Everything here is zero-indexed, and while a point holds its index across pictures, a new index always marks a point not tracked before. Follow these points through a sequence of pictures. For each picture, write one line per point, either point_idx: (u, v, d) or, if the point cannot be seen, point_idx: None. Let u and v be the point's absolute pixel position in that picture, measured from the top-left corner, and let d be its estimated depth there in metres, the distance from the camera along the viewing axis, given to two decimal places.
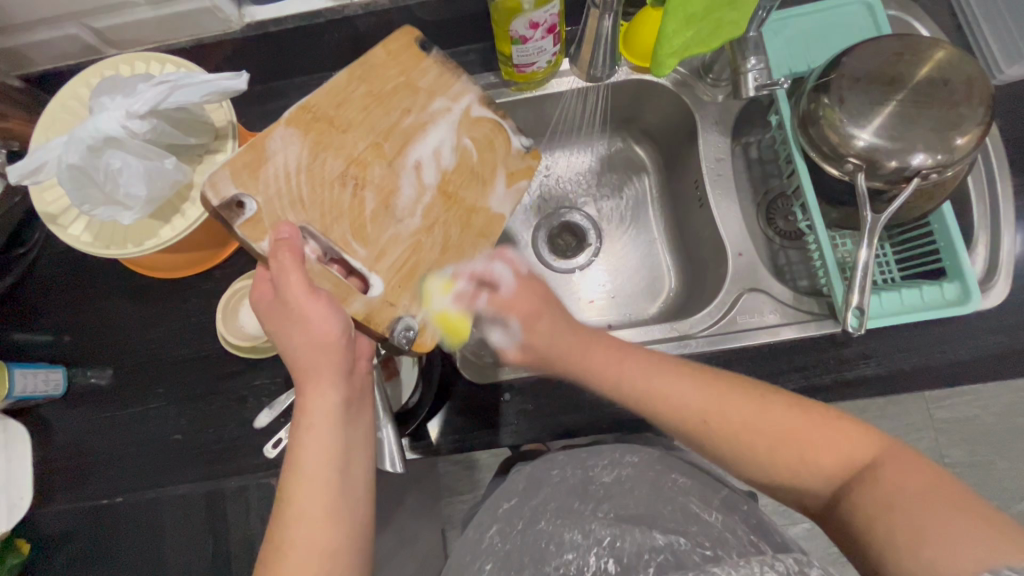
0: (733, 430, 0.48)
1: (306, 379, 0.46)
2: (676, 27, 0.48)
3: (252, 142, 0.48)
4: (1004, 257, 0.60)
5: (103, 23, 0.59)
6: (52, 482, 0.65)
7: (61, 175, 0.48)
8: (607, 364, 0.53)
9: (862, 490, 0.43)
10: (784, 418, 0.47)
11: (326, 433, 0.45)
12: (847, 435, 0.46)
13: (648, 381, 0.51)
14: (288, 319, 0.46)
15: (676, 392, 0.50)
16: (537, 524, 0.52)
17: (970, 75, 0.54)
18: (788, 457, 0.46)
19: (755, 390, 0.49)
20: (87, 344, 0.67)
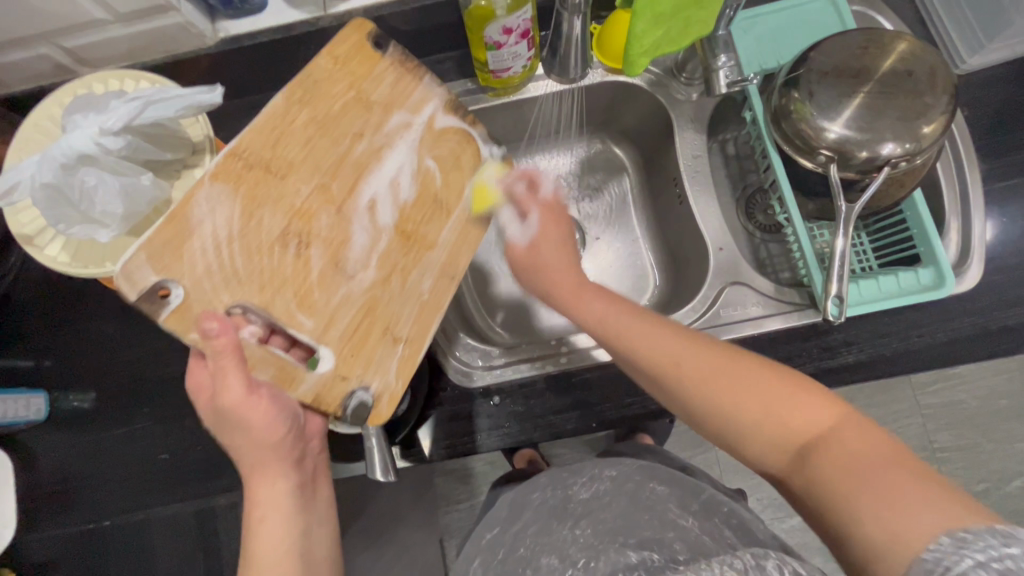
0: (705, 377, 0.48)
1: (253, 473, 0.46)
2: (645, 28, 0.49)
3: (171, 215, 0.46)
4: (976, 240, 0.61)
5: (75, 43, 0.59)
6: (38, 508, 0.64)
7: (36, 195, 0.47)
8: (598, 308, 0.54)
9: (823, 456, 0.42)
10: (754, 374, 0.47)
11: (281, 522, 0.45)
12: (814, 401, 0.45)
13: (631, 328, 0.51)
14: (228, 422, 0.44)
15: (655, 334, 0.50)
16: (516, 551, 0.53)
17: (933, 65, 0.55)
18: (753, 414, 0.46)
19: (728, 348, 0.49)
20: (68, 368, 0.66)
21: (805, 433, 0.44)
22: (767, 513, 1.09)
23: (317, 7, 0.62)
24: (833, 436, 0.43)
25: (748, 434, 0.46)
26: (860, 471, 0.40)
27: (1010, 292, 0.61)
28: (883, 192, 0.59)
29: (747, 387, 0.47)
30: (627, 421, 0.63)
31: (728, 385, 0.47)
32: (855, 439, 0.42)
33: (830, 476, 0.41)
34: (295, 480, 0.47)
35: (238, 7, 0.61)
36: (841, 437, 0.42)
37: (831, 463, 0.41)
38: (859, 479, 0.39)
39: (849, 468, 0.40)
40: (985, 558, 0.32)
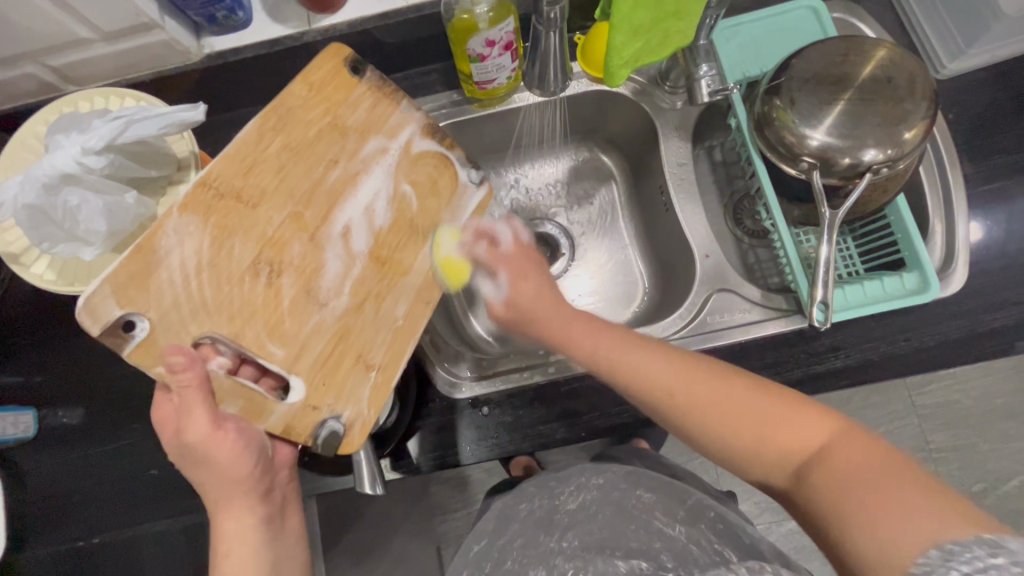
0: (700, 405, 0.47)
1: (219, 507, 0.47)
2: (623, 40, 0.49)
3: (137, 246, 0.45)
4: (961, 243, 0.61)
5: (60, 61, 0.59)
6: (27, 527, 0.63)
7: (18, 218, 0.47)
8: (585, 344, 0.52)
9: (824, 472, 0.41)
10: (747, 397, 0.46)
11: (245, 557, 0.47)
12: (803, 412, 0.45)
13: (621, 356, 0.50)
14: (194, 458, 0.45)
15: (650, 360, 0.49)
16: (505, 563, 0.54)
17: (911, 72, 0.56)
18: (750, 436, 0.45)
19: (722, 367, 0.49)
20: (57, 384, 0.66)
21: (801, 451, 0.44)
22: (764, 517, 1.09)
23: (302, 22, 0.63)
24: (829, 450, 0.42)
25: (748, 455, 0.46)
26: (860, 488, 0.39)
27: (996, 295, 0.61)
28: (867, 198, 0.59)
29: (738, 404, 0.46)
30: (616, 429, 0.63)
31: (718, 404, 0.47)
32: (850, 451, 0.41)
33: (829, 489, 0.41)
34: (264, 515, 0.48)
35: (223, 23, 0.62)
36: (839, 449, 0.42)
37: (832, 477, 0.41)
38: (856, 499, 0.39)
39: (849, 484, 0.40)
40: (972, 570, 0.33)
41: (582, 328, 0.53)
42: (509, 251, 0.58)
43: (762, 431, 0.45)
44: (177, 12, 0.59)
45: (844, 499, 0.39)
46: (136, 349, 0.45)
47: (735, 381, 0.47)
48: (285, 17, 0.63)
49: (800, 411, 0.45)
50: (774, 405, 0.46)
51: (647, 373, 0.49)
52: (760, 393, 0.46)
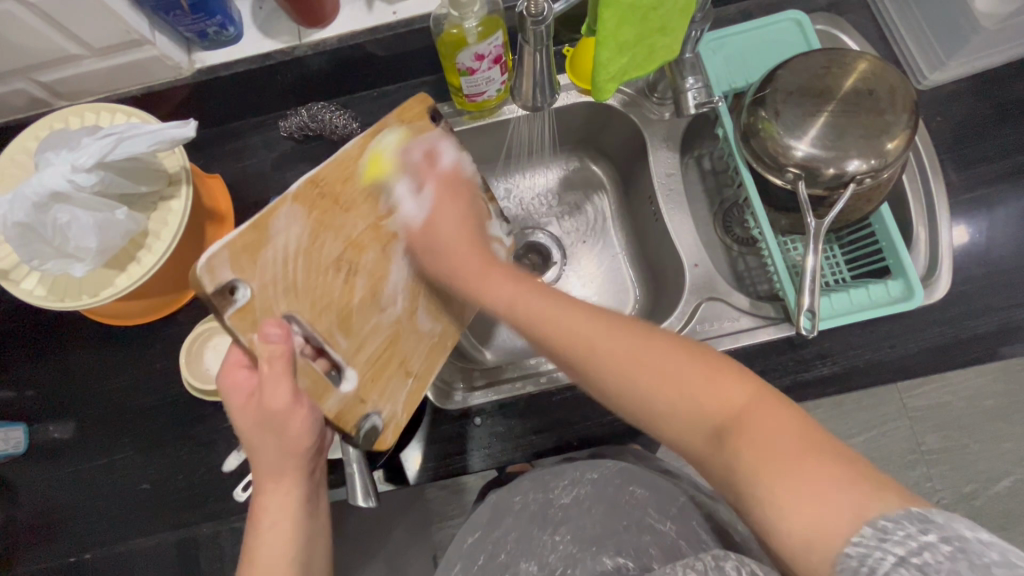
0: (620, 364, 0.45)
1: (270, 478, 0.48)
2: (609, 56, 0.49)
3: (255, 221, 0.44)
4: (944, 251, 0.62)
5: (51, 77, 0.60)
6: (17, 542, 0.63)
7: (7, 233, 0.48)
8: (503, 292, 0.52)
9: (737, 433, 0.40)
10: (668, 359, 0.44)
11: (285, 531, 0.47)
12: (720, 373, 0.43)
13: (532, 306, 0.50)
14: (267, 425, 0.46)
15: (567, 320, 0.48)
16: (499, 557, 0.55)
17: (892, 84, 0.57)
18: (668, 396, 0.43)
19: (638, 324, 0.47)
20: (50, 399, 0.66)
21: (723, 413, 0.42)
22: None
23: (293, 37, 0.63)
24: (747, 415, 0.41)
25: (663, 413, 0.43)
26: (773, 455, 0.38)
27: (979, 301, 0.62)
28: (851, 208, 0.60)
29: (654, 360, 0.44)
30: (610, 436, 0.63)
31: (636, 359, 0.45)
32: (769, 417, 0.40)
33: (743, 454, 0.39)
34: (303, 492, 0.48)
35: (214, 39, 0.62)
36: (757, 415, 0.40)
37: (748, 443, 0.39)
38: (778, 464, 0.37)
39: (764, 453, 0.38)
40: (905, 552, 0.31)
41: (500, 279, 0.54)
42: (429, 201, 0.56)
43: (681, 389, 0.43)
44: (168, 28, 0.60)
45: (776, 474, 0.37)
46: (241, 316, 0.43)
47: (655, 334, 0.46)
48: (276, 32, 0.63)
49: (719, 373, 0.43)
50: (690, 363, 0.44)
51: (564, 320, 0.48)
52: (678, 351, 0.44)
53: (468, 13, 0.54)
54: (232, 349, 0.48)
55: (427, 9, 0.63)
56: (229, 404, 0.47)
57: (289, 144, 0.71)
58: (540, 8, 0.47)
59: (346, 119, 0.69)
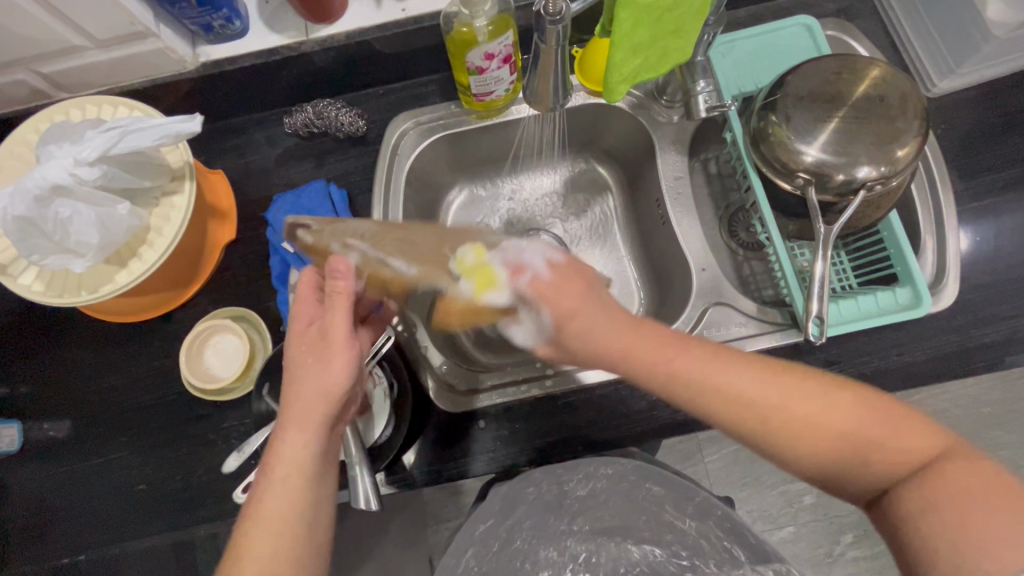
0: (801, 434, 0.43)
1: (290, 422, 0.45)
2: (623, 58, 0.49)
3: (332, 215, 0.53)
4: (951, 260, 0.62)
5: (51, 69, 0.59)
6: (10, 543, 0.62)
7: (7, 227, 0.47)
8: (697, 371, 0.44)
9: (914, 488, 0.41)
10: (861, 414, 0.43)
11: (294, 478, 0.44)
12: (908, 430, 0.42)
13: (724, 378, 0.44)
14: (315, 352, 0.46)
15: (741, 385, 0.43)
16: (514, 543, 0.57)
17: (904, 91, 0.57)
18: (849, 461, 0.43)
19: (826, 379, 0.44)
20: (44, 396, 0.65)
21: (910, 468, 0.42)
22: (757, 526, 1.07)
23: (300, 32, 0.62)
24: (936, 469, 0.41)
25: (837, 467, 0.43)
26: (958, 509, 0.39)
27: (986, 310, 0.62)
28: (860, 215, 0.60)
29: (839, 423, 0.43)
30: (615, 441, 0.63)
31: (821, 424, 0.43)
32: (957, 476, 0.40)
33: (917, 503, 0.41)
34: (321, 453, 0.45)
35: (219, 33, 0.61)
36: (951, 468, 0.40)
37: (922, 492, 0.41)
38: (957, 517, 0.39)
39: (937, 499, 0.40)
40: None
41: (696, 354, 0.45)
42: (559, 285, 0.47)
43: (867, 453, 0.42)
44: (172, 21, 0.58)
45: (954, 527, 0.38)
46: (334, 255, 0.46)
47: (838, 392, 0.43)
48: (282, 27, 0.62)
49: (905, 426, 0.43)
50: (875, 422, 0.43)
51: (746, 391, 0.43)
52: (861, 408, 0.43)
53: (478, 11, 0.53)
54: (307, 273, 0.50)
55: (436, 6, 0.62)
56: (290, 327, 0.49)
57: (293, 140, 0.70)
58: (558, 7, 0.47)
59: (353, 116, 0.68)
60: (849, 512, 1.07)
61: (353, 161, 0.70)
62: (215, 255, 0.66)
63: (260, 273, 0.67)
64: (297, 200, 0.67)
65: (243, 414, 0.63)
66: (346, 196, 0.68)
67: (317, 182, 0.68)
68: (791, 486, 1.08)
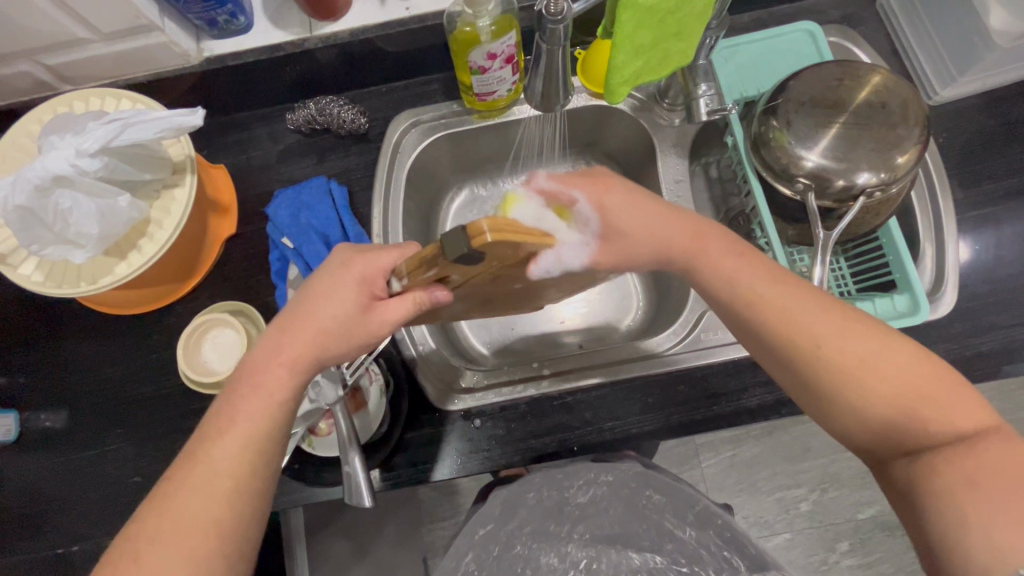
0: (846, 369, 0.43)
1: (286, 339, 0.45)
2: (625, 60, 0.49)
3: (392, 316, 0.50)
4: (949, 269, 0.62)
5: (56, 60, 0.59)
6: (4, 532, 0.62)
7: (7, 217, 0.47)
8: (749, 282, 0.48)
9: (953, 456, 0.39)
10: (913, 367, 0.43)
11: (259, 397, 0.43)
12: (961, 399, 0.41)
13: (779, 301, 0.46)
14: (364, 307, 0.46)
15: (797, 310, 0.46)
16: (513, 548, 0.55)
17: (905, 98, 0.57)
18: (891, 410, 0.42)
19: (890, 330, 0.45)
20: (41, 386, 0.65)
21: (947, 435, 0.40)
22: (753, 532, 1.07)
23: (304, 29, 0.62)
24: (975, 441, 0.39)
25: (865, 416, 0.43)
26: (981, 479, 0.37)
27: (984, 320, 0.62)
28: (860, 220, 0.60)
29: (890, 369, 0.43)
30: (610, 444, 0.63)
31: (872, 364, 0.43)
32: (1001, 455, 0.38)
33: (949, 484, 0.38)
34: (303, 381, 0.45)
35: (223, 28, 0.61)
36: (989, 444, 0.39)
37: (953, 472, 0.39)
38: (984, 486, 0.37)
39: (972, 475, 0.38)
40: None
41: (742, 268, 0.49)
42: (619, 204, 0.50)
43: (910, 408, 0.42)
44: (178, 15, 0.59)
45: (973, 500, 0.37)
46: (520, 238, 0.39)
47: (899, 343, 0.44)
48: (286, 23, 0.63)
49: (957, 395, 0.42)
50: (931, 381, 0.42)
51: (802, 312, 0.45)
52: (922, 364, 0.43)
53: (482, 11, 0.54)
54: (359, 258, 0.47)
55: (441, 5, 0.62)
56: (333, 271, 0.47)
57: (295, 137, 0.71)
58: (559, 7, 0.47)
59: (354, 114, 0.68)
60: (845, 519, 1.06)
61: (354, 158, 0.70)
62: (216, 248, 0.67)
63: (259, 268, 0.67)
64: (297, 196, 0.67)
65: None
66: (347, 193, 0.68)
67: (318, 178, 0.68)
68: (787, 493, 1.08)
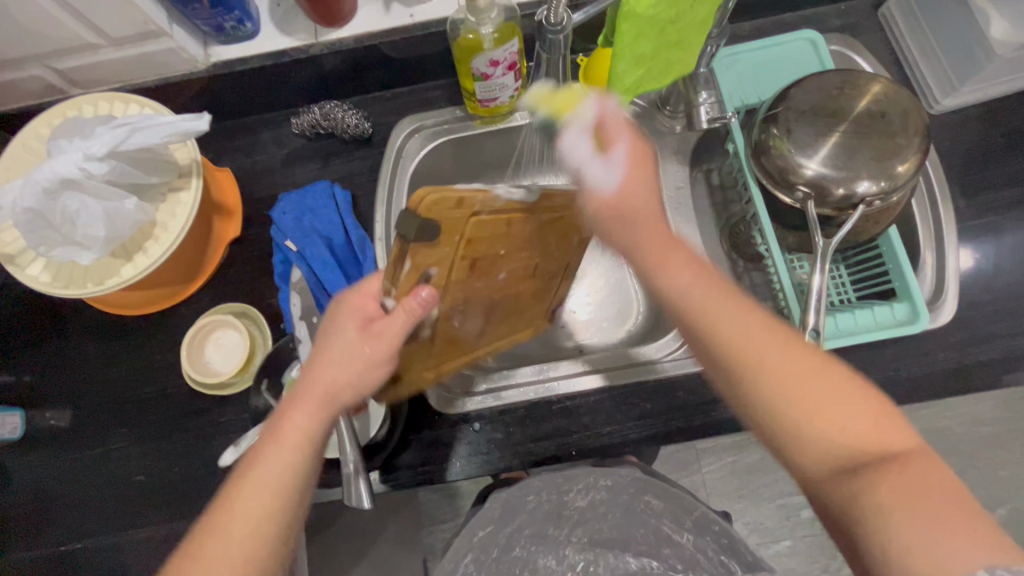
0: (782, 384, 0.39)
1: (304, 395, 0.44)
2: (625, 68, 0.49)
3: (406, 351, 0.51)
4: (949, 276, 0.62)
5: (66, 65, 0.60)
6: (9, 528, 0.63)
7: (17, 219, 0.48)
8: (681, 279, 0.42)
9: (888, 479, 0.36)
10: (845, 386, 0.40)
11: (281, 454, 0.42)
12: (887, 416, 0.39)
13: (716, 309, 0.41)
14: (363, 335, 0.45)
15: (740, 321, 0.41)
16: (513, 551, 0.56)
17: (906, 107, 0.57)
18: (828, 430, 0.38)
19: (821, 347, 0.41)
20: (47, 385, 0.66)
21: (880, 452, 0.38)
22: (753, 539, 1.07)
23: (309, 35, 0.63)
24: (905, 461, 0.37)
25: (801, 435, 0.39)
26: (915, 502, 0.35)
27: (983, 329, 0.62)
28: (859, 228, 0.60)
29: (824, 385, 0.39)
30: (609, 448, 0.63)
31: (809, 382, 0.39)
32: (926, 474, 0.36)
33: (887, 506, 0.36)
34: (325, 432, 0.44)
35: (231, 34, 0.62)
36: (919, 464, 0.37)
37: (892, 493, 0.36)
38: (915, 510, 0.35)
39: (907, 498, 0.35)
40: None
41: (682, 266, 0.43)
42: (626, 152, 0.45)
43: (846, 426, 0.38)
44: (186, 22, 0.60)
45: (907, 526, 0.35)
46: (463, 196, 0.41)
47: (832, 361, 0.40)
48: (293, 30, 0.64)
49: (886, 413, 0.39)
50: (863, 399, 0.39)
51: (740, 325, 0.41)
52: (854, 384, 0.40)
53: (484, 19, 0.54)
54: (350, 295, 0.47)
55: (444, 12, 0.62)
56: (338, 314, 0.47)
57: (300, 141, 0.71)
58: (559, 17, 0.48)
59: (359, 118, 0.69)
60: None
61: (358, 163, 0.71)
62: (221, 251, 0.68)
63: (264, 271, 0.68)
64: (301, 200, 0.67)
65: (241, 409, 0.64)
66: (350, 197, 0.69)
67: (322, 182, 0.69)
68: (788, 499, 1.07)
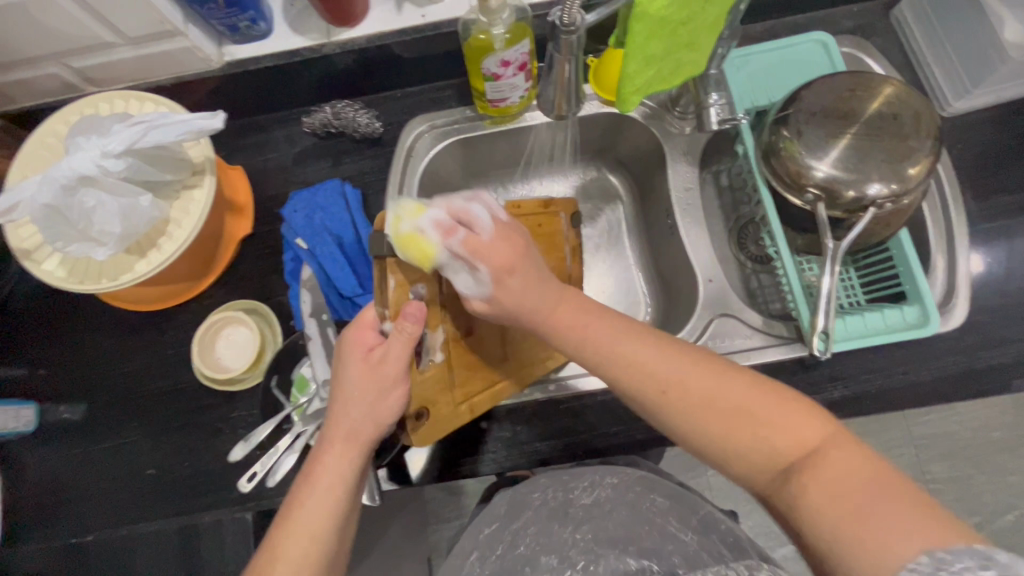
0: (696, 407, 0.44)
1: (334, 439, 0.47)
2: (636, 69, 0.50)
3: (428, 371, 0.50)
4: (961, 279, 0.62)
5: (83, 63, 0.61)
6: (22, 520, 0.63)
7: (35, 215, 0.49)
8: (583, 330, 0.47)
9: (808, 476, 0.40)
10: (748, 394, 0.44)
11: (324, 498, 0.45)
12: (798, 413, 0.43)
13: (615, 345, 0.46)
14: (369, 363, 0.46)
15: (643, 356, 0.45)
16: (515, 549, 0.54)
17: (918, 110, 0.57)
18: (743, 443, 0.43)
19: (722, 361, 0.46)
20: (61, 379, 0.67)
21: (796, 453, 0.41)
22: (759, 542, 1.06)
23: (322, 35, 0.64)
24: (821, 455, 0.40)
25: (726, 455, 0.43)
26: (842, 492, 0.38)
27: (994, 332, 0.62)
28: (870, 231, 0.59)
29: (730, 400, 0.43)
30: (616, 448, 0.63)
31: (714, 400, 0.44)
32: (844, 465, 0.39)
33: (813, 500, 0.39)
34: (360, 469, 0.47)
35: (245, 34, 0.63)
36: (833, 454, 0.40)
37: (819, 486, 0.39)
38: (846, 499, 0.38)
39: (833, 488, 0.38)
40: None
41: (576, 314, 0.48)
42: (491, 240, 0.47)
43: (757, 433, 0.43)
44: (201, 21, 0.60)
45: (842, 517, 0.37)
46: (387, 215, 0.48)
47: (734, 374, 0.45)
48: (306, 29, 0.64)
49: (798, 411, 0.43)
50: (768, 402, 0.43)
51: (642, 359, 0.45)
52: (759, 390, 0.44)
53: (496, 20, 0.54)
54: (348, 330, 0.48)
55: (455, 13, 0.63)
56: (344, 356, 0.48)
57: (311, 140, 0.72)
58: (572, 18, 0.48)
59: (370, 118, 0.70)
60: None
61: (369, 162, 0.71)
62: (232, 248, 0.68)
63: (275, 268, 0.69)
64: (312, 198, 0.68)
65: (252, 405, 0.64)
66: (360, 196, 0.69)
67: (333, 181, 0.69)
68: None
